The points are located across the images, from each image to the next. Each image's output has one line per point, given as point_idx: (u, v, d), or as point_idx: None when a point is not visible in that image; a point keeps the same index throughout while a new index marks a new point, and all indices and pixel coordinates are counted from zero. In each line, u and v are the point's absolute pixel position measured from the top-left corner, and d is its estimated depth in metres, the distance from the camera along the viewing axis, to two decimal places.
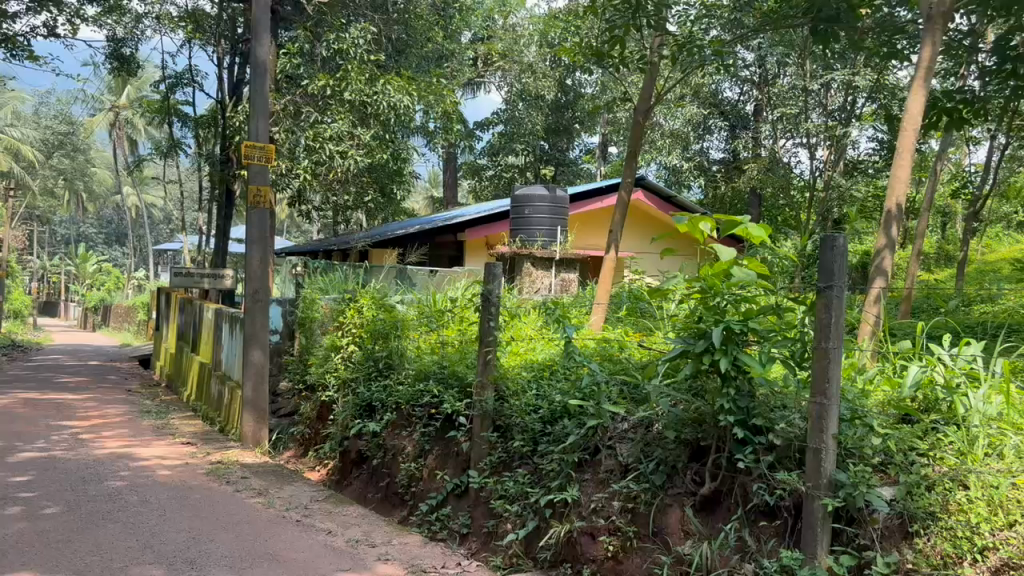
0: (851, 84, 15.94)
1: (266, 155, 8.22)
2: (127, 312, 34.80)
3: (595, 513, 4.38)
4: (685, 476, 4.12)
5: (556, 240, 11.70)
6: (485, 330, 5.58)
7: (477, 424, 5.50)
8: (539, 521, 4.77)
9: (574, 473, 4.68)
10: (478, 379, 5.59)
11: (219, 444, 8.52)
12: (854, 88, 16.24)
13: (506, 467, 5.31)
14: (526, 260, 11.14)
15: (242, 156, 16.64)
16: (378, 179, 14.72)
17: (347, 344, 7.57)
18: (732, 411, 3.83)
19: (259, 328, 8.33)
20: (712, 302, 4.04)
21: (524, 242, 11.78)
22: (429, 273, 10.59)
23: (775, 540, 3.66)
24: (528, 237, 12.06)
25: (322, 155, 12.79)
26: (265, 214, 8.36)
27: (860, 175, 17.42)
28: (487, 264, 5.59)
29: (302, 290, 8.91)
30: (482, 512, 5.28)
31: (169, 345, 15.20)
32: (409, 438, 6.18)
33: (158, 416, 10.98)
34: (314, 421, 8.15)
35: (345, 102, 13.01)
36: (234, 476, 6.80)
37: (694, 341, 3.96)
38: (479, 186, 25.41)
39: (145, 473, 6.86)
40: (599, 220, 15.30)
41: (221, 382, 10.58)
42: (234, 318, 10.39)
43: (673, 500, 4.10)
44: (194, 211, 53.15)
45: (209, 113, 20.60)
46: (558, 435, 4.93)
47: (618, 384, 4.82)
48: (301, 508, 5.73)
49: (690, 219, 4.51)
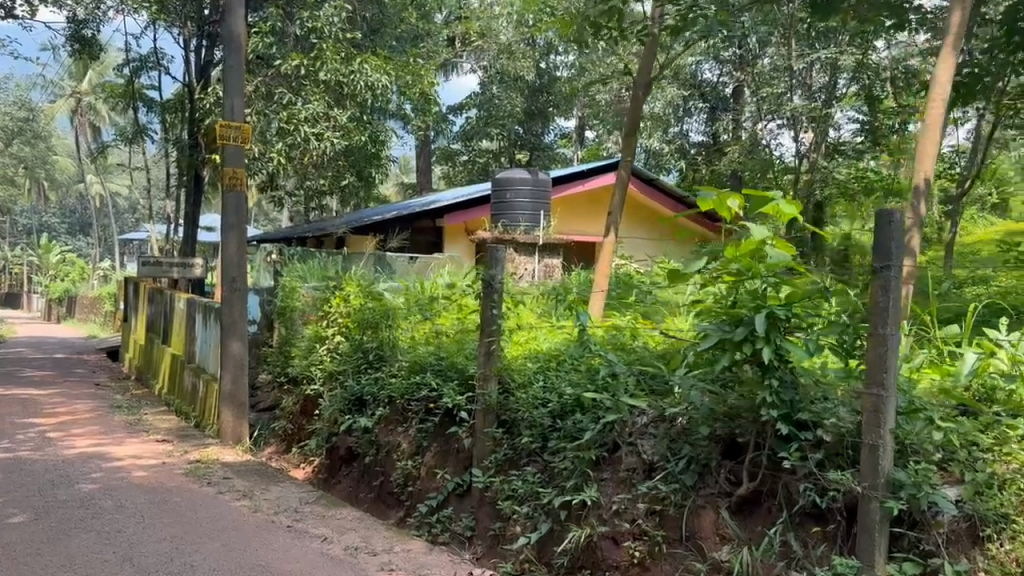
0: (835, 64, 15.63)
1: (242, 135, 7.75)
2: (93, 303, 33.89)
3: (618, 516, 4.04)
4: (718, 475, 3.78)
5: (539, 226, 11.24)
6: (487, 318, 5.18)
7: (480, 419, 5.13)
8: (553, 524, 4.43)
9: (591, 472, 4.33)
10: (481, 371, 5.22)
11: (197, 441, 8.07)
12: (837, 68, 15.93)
13: (513, 465, 4.95)
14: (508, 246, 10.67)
15: (211, 140, 16.05)
16: (354, 163, 14.23)
17: (332, 335, 7.16)
18: (773, 404, 3.50)
19: (237, 319, 7.87)
20: (749, 287, 3.70)
21: (506, 227, 11.32)
22: (410, 260, 10.15)
23: (825, 546, 3.34)
24: (510, 222, 11.60)
25: (297, 137, 12.37)
26: (241, 198, 7.87)
27: (842, 156, 16.98)
28: (487, 247, 5.19)
29: (281, 277, 8.48)
30: (488, 514, 4.92)
31: (138, 336, 14.62)
32: (404, 434, 5.79)
33: (130, 411, 10.49)
34: (298, 415, 7.76)
35: (320, 82, 12.55)
36: (215, 476, 6.37)
37: (730, 328, 3.62)
38: (453, 171, 25.09)
39: (119, 475, 6.42)
40: (583, 205, 14.93)
41: (196, 375, 10.10)
42: (208, 308, 9.92)
43: (706, 501, 3.76)
44: (159, 199, 52.04)
45: (176, 97, 19.91)
46: (572, 431, 4.58)
47: (637, 374, 4.48)
48: (291, 512, 5.34)
49: (717, 195, 4.16)
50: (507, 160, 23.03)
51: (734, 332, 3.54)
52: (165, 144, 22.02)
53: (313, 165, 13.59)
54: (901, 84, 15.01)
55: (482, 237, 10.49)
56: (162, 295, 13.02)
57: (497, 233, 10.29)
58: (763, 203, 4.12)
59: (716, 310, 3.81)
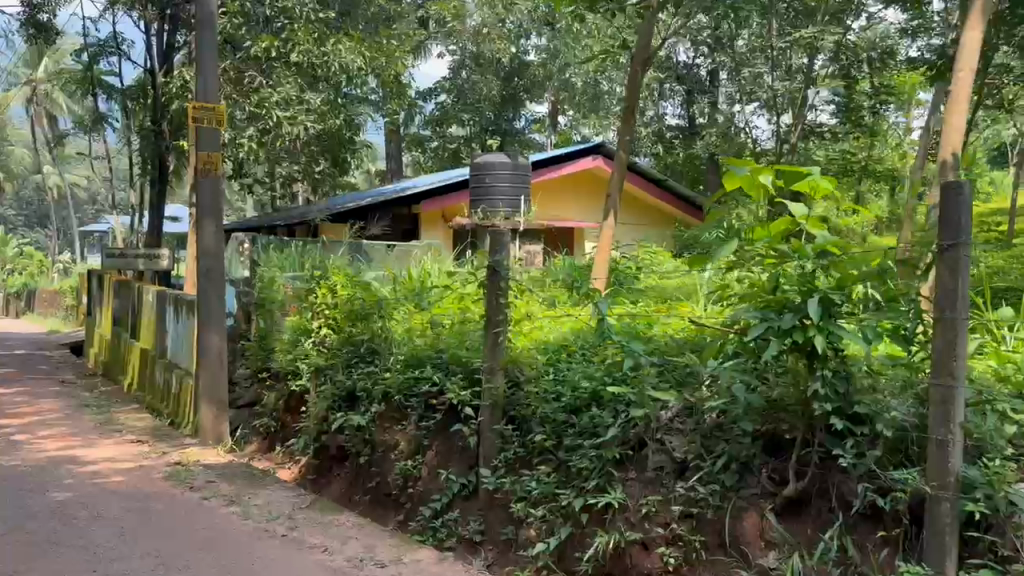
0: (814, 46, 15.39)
1: (216, 117, 7.35)
2: (53, 298, 32.90)
3: (648, 520, 3.75)
4: (761, 474, 3.49)
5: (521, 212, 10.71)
6: (493, 307, 4.85)
7: (487, 416, 4.80)
8: (573, 527, 4.12)
9: (615, 472, 4.02)
10: (486, 363, 4.86)
11: (175, 442, 7.65)
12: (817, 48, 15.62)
13: (525, 465, 4.64)
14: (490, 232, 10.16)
15: (175, 126, 15.43)
16: (328, 149, 13.81)
17: (318, 328, 6.77)
18: (824, 396, 3.22)
19: (214, 310, 7.45)
20: (793, 269, 3.41)
21: (486, 214, 10.67)
22: (388, 247, 9.64)
23: (888, 551, 3.07)
24: (489, 208, 10.99)
25: (269, 121, 11.80)
26: (216, 183, 7.44)
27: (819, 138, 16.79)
28: (491, 229, 4.84)
29: (258, 266, 8.07)
30: (498, 517, 4.60)
31: (104, 330, 14.06)
32: (402, 432, 5.44)
33: (98, 410, 10.00)
34: (281, 412, 7.39)
35: (291, 65, 12.14)
36: (198, 480, 5.98)
37: (776, 315, 3.31)
38: (424, 158, 24.55)
39: (94, 481, 6.01)
40: (564, 190, 14.62)
41: (168, 371, 9.65)
42: (179, 299, 9.49)
43: (749, 503, 3.47)
44: (120, 190, 50.79)
45: (137, 84, 19.19)
46: (591, 428, 4.27)
47: (662, 365, 4.17)
48: (285, 519, 4.98)
49: (748, 169, 3.86)
50: (479, 147, 22.55)
51: (782, 319, 3.25)
52: (128, 132, 21.31)
53: (285, 151, 13.07)
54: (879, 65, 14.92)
55: (462, 224, 9.94)
56: (128, 286, 12.49)
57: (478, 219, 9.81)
58: (798, 179, 3.85)
59: (756, 295, 3.51)
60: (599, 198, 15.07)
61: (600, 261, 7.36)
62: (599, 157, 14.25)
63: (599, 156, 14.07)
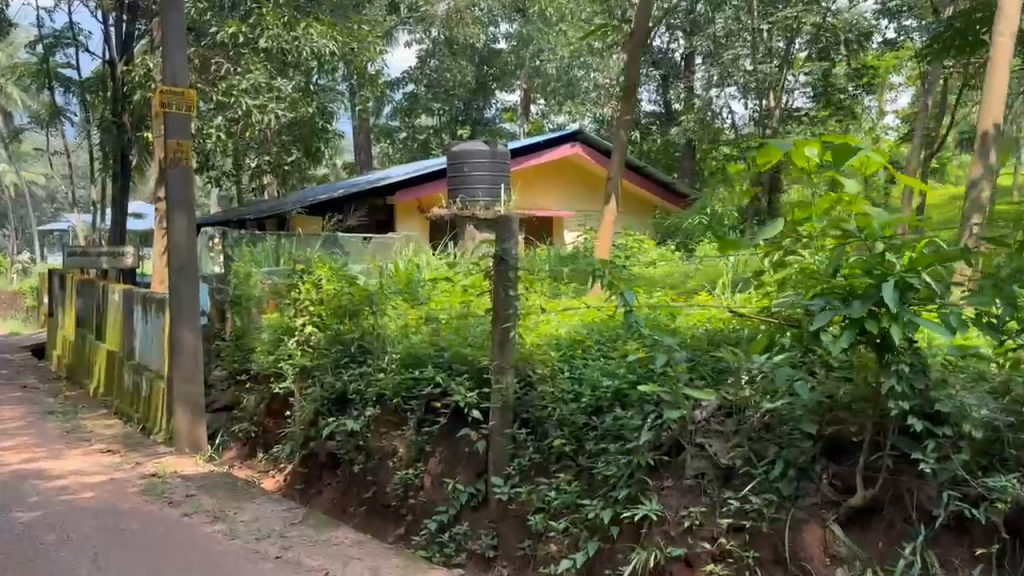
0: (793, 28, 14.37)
1: (186, 102, 6.80)
2: (11, 300, 31.82)
3: (691, 534, 3.37)
4: (822, 482, 3.13)
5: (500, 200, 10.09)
6: (501, 301, 4.43)
7: (497, 421, 4.39)
8: (601, 541, 3.75)
9: (648, 481, 3.64)
10: (494, 363, 4.45)
11: (148, 451, 7.14)
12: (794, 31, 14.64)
13: (541, 472, 4.23)
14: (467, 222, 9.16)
15: (137, 117, 14.74)
16: (301, 139, 13.20)
17: (303, 326, 6.32)
18: (896, 392, 2.87)
19: (189, 308, 6.93)
20: (858, 251, 3.03)
21: (463, 203, 10.08)
22: (365, 239, 9.07)
23: (980, 569, 2.71)
24: (467, 198, 10.39)
25: (238, 110, 11.26)
26: (186, 172, 6.89)
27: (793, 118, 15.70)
28: (497, 216, 4.42)
29: (232, 261, 7.56)
30: (514, 529, 4.20)
31: (67, 331, 13.43)
32: (400, 438, 5.02)
33: (65, 416, 9.44)
34: (262, 416, 6.93)
35: (260, 51, 11.52)
36: (176, 494, 5.49)
37: (844, 302, 2.93)
38: (393, 150, 23.97)
39: (63, 497, 5.50)
40: (544, 177, 14.16)
41: (138, 373, 9.11)
42: (148, 297, 8.95)
43: (809, 514, 3.10)
44: (80, 188, 49.45)
45: (96, 75, 18.41)
46: (617, 431, 3.88)
47: (699, 360, 3.77)
48: (276, 538, 4.54)
49: (793, 143, 3.48)
50: (449, 137, 22.46)
51: (849, 306, 2.87)
52: (87, 126, 20.57)
53: (254, 141, 12.49)
54: (855, 46, 14.82)
55: (440, 215, 9.32)
56: (92, 285, 11.87)
57: (458, 210, 9.28)
58: (848, 153, 3.48)
59: (813, 281, 3.13)
60: (579, 187, 14.59)
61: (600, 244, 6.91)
62: (577, 143, 13.74)
63: (576, 142, 13.60)
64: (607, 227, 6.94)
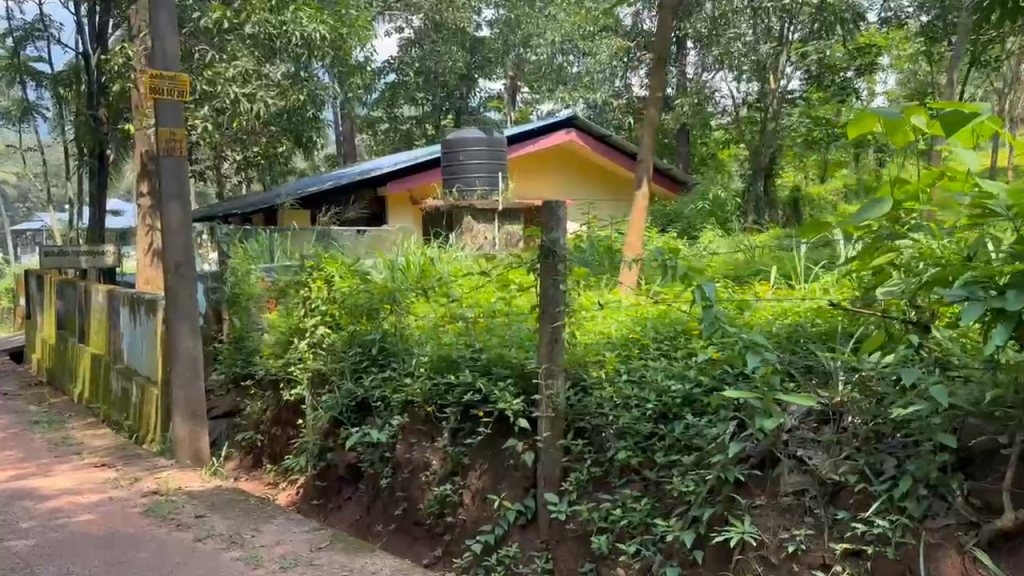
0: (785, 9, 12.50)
1: (179, 87, 6.21)
2: None
3: (796, 561, 2.96)
4: (958, 501, 2.71)
5: (498, 188, 9.38)
6: (549, 297, 3.99)
7: (549, 431, 3.93)
8: (680, 567, 3.30)
9: (737, 499, 3.20)
10: (543, 366, 3.99)
11: (144, 464, 6.64)
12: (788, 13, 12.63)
13: (602, 487, 3.78)
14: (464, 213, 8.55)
15: (115, 109, 14.01)
16: (291, 129, 12.58)
17: (314, 327, 5.86)
18: None
19: (186, 310, 6.39)
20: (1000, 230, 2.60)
21: (460, 194, 9.43)
22: (360, 232, 8.28)
23: None
24: (465, 187, 9.70)
25: (225, 99, 10.69)
26: (179, 162, 6.31)
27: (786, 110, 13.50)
28: (544, 203, 3.97)
29: (228, 258, 6.98)
30: (573, 552, 3.77)
31: (47, 335, 12.79)
32: (435, 450, 4.57)
33: (52, 426, 8.89)
34: (269, 425, 6.47)
35: (246, 37, 10.78)
36: (184, 515, 5.02)
37: (991, 292, 2.51)
38: (375, 142, 23.08)
39: (60, 522, 5.00)
40: (539, 166, 13.38)
41: (128, 377, 8.56)
42: (135, 299, 8.40)
43: (943, 538, 2.69)
44: (55, 185, 48.23)
45: (70, 69, 17.61)
46: (690, 440, 3.44)
47: (787, 358, 3.36)
48: (305, 566, 4.10)
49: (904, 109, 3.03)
50: (433, 127, 21.49)
51: (1005, 298, 2.44)
52: (60, 121, 19.77)
53: (244, 134, 11.96)
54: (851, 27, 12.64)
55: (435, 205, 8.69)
56: (73, 286, 11.25)
57: (456, 200, 8.68)
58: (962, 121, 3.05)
59: (943, 269, 2.71)
60: (577, 175, 13.77)
61: (634, 233, 6.33)
62: (573, 130, 12.81)
63: (571, 129, 12.71)
64: (639, 212, 6.42)
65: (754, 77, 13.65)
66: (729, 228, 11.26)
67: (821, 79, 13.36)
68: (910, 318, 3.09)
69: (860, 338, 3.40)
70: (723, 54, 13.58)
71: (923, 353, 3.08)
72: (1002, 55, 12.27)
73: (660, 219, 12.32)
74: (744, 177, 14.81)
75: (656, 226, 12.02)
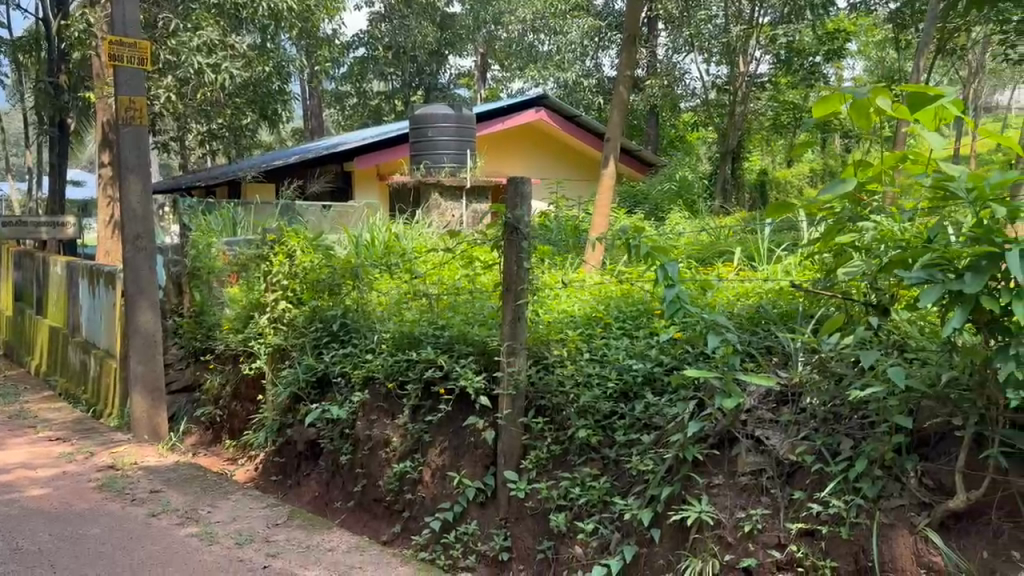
0: None
1: (139, 54, 6.03)
2: None
3: (752, 540, 2.95)
4: (911, 482, 2.74)
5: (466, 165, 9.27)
6: (513, 274, 3.95)
7: (509, 408, 3.89)
8: (638, 545, 3.30)
9: (695, 479, 3.20)
10: (505, 344, 3.96)
11: (100, 438, 6.51)
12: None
13: (561, 464, 3.77)
14: (432, 190, 8.22)
15: (76, 77, 13.66)
16: (257, 101, 12.22)
17: (274, 302, 5.79)
18: (1015, 380, 2.50)
19: (145, 282, 6.26)
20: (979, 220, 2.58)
21: (427, 171, 9.29)
22: (324, 208, 8.09)
23: None
24: (433, 164, 9.56)
25: (189, 69, 10.20)
26: (139, 131, 6.14)
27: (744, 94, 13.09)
28: (509, 179, 3.91)
29: (189, 230, 6.81)
30: (531, 530, 3.74)
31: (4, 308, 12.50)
32: (395, 426, 4.54)
33: (8, 399, 8.70)
34: (229, 400, 6.38)
35: (212, 6, 10.50)
36: (139, 490, 4.94)
37: (954, 278, 2.51)
38: (343, 118, 22.78)
39: (10, 497, 4.89)
40: (505, 141, 13.20)
41: (86, 350, 8.41)
42: (94, 271, 8.23)
43: (896, 518, 2.71)
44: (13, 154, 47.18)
45: (29, 35, 17.12)
46: (650, 419, 3.45)
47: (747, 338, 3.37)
48: (262, 544, 4.06)
49: (870, 90, 3.01)
50: (402, 102, 21.30)
51: (964, 281, 2.45)
52: (19, 88, 19.26)
53: (207, 106, 11.61)
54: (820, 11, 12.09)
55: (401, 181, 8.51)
56: (31, 257, 11.01)
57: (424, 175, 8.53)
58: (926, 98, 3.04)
59: (906, 252, 2.70)
60: (544, 150, 13.66)
61: (600, 213, 6.24)
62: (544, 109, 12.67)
63: (541, 108, 12.54)
64: (605, 192, 6.36)
65: (723, 61, 13.35)
66: (694, 210, 11.25)
67: (789, 64, 12.69)
68: (868, 303, 3.11)
69: (819, 319, 3.42)
70: (693, 36, 13.30)
71: (881, 336, 3.10)
72: (967, 43, 12.32)
73: (627, 198, 12.25)
74: (712, 160, 14.83)
75: (623, 206, 11.98)
